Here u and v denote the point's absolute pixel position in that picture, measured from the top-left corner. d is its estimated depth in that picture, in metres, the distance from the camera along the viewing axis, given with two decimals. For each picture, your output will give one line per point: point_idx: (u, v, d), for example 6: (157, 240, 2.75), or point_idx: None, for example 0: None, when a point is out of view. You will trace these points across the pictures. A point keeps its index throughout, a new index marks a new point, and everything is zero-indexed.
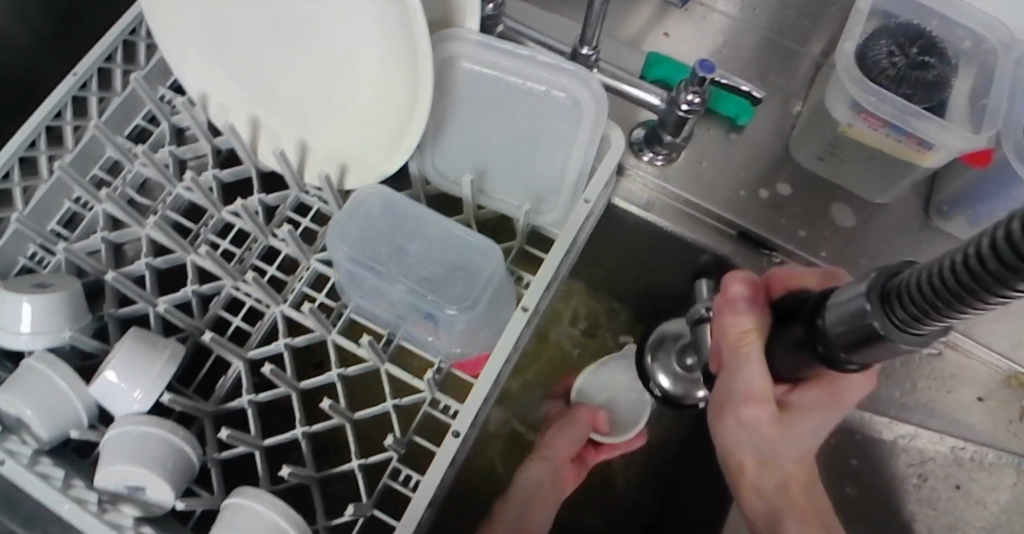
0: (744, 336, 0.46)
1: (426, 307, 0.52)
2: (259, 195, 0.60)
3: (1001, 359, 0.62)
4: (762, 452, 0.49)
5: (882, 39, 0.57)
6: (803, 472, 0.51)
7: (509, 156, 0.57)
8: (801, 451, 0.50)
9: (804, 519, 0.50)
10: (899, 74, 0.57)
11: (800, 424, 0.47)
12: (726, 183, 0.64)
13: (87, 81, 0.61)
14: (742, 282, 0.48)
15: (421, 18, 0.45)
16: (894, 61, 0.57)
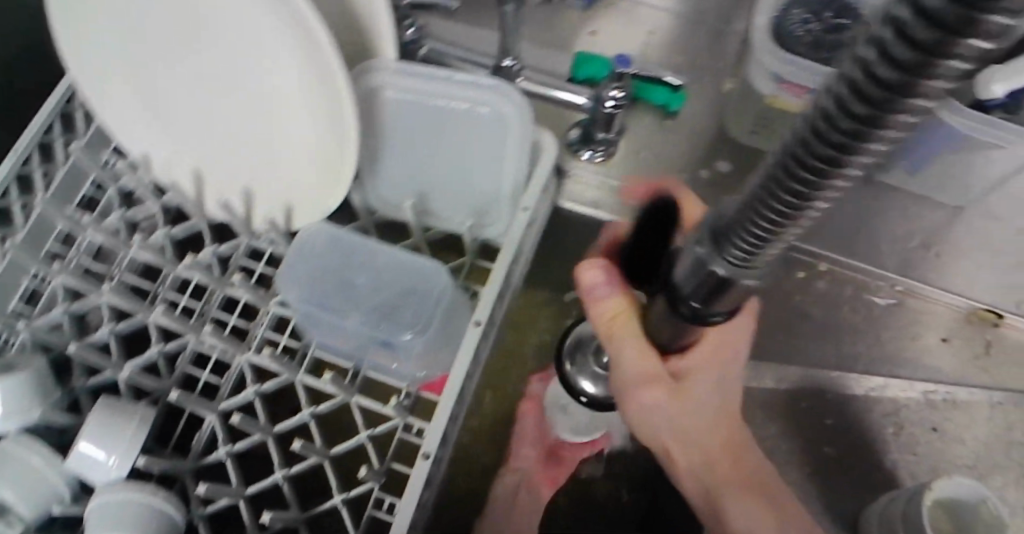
0: (613, 319, 0.46)
1: (382, 336, 0.54)
2: (211, 247, 0.60)
3: (959, 298, 0.64)
4: (676, 430, 0.47)
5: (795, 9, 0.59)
6: (728, 435, 0.48)
7: (446, 177, 0.58)
8: (712, 414, 0.48)
9: (738, 485, 0.48)
10: (815, 39, 0.59)
11: (695, 386, 0.46)
12: (667, 169, 0.66)
13: (29, 157, 0.59)
14: (596, 266, 0.46)
15: (333, 51, 0.47)
16: (813, 24, 0.59)
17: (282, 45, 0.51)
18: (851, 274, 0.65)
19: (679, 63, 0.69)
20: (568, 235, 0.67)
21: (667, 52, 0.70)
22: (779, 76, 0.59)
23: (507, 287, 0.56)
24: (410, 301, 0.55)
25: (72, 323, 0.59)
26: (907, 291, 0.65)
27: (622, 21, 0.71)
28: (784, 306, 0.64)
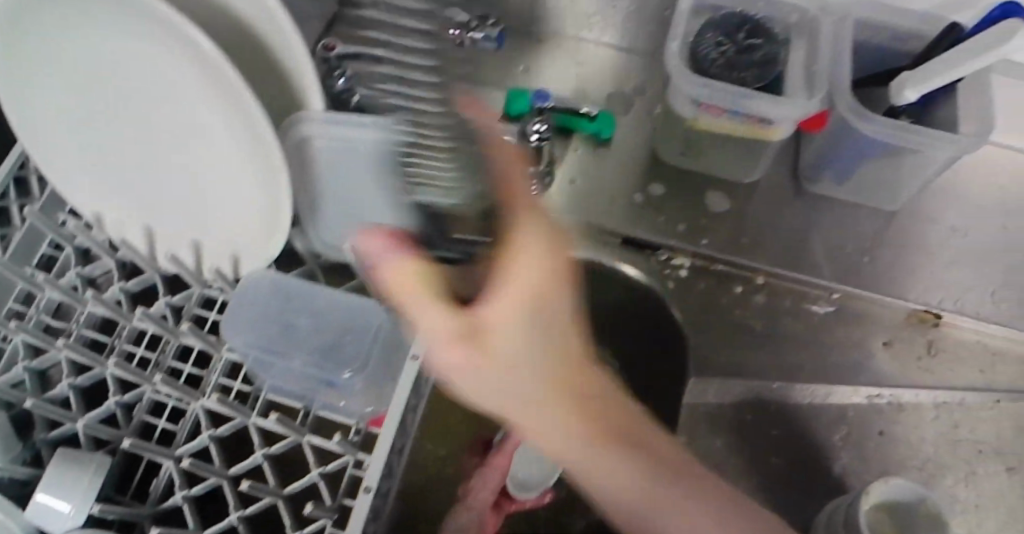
0: (405, 281, 0.38)
1: (326, 374, 0.56)
2: (164, 298, 0.63)
3: (899, 299, 0.67)
4: (508, 393, 0.38)
5: (707, 33, 0.62)
6: (569, 375, 0.39)
7: (383, 215, 0.61)
8: (538, 363, 0.38)
9: (598, 439, 0.40)
10: (728, 62, 0.61)
11: (505, 328, 0.37)
12: (601, 196, 0.68)
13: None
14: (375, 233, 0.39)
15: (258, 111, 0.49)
16: (723, 46, 0.62)
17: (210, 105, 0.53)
18: (789, 285, 0.67)
19: (610, 93, 0.72)
20: None
21: (597, 83, 0.73)
22: (697, 98, 0.61)
23: None
24: (353, 337, 0.58)
25: (35, 379, 0.62)
26: (846, 296, 0.67)
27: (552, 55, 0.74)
28: (722, 321, 0.66)
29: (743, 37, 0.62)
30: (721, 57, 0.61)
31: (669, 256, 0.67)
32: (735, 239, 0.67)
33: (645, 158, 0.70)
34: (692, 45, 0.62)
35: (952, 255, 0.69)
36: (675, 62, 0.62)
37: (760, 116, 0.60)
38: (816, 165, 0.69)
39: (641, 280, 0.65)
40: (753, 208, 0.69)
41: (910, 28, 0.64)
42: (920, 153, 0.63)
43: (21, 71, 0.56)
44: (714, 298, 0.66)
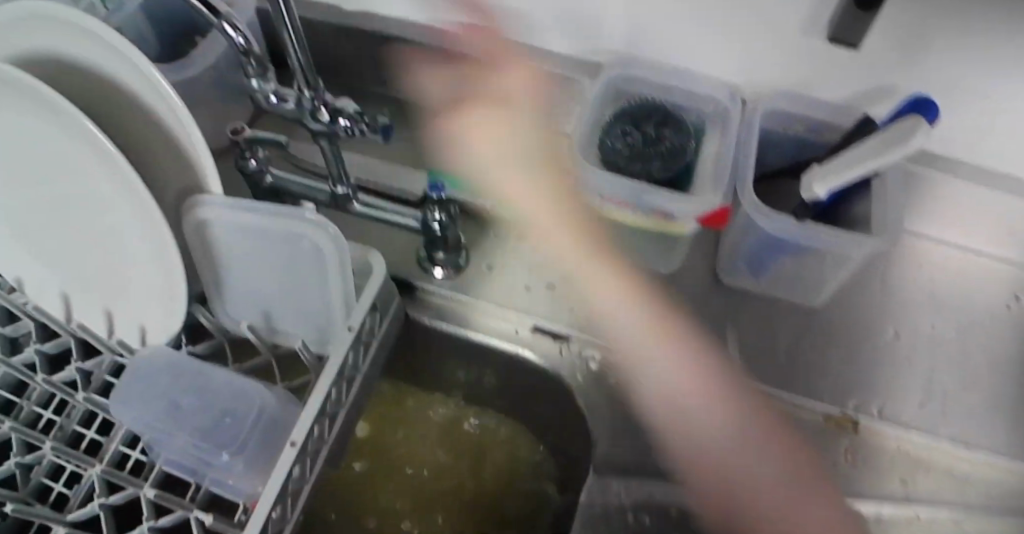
0: None
1: (206, 455, 0.55)
2: (75, 362, 0.63)
3: (815, 402, 0.64)
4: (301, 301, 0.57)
5: (613, 123, 0.63)
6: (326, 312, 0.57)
7: (282, 294, 0.60)
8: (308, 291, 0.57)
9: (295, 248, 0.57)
10: (634, 151, 0.62)
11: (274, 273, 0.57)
12: (515, 282, 0.68)
13: None
14: None
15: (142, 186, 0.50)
16: (629, 139, 0.63)
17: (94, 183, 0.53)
18: (699, 381, 0.65)
19: (533, 177, 0.74)
20: (424, 347, 0.70)
21: (522, 167, 0.74)
22: (601, 192, 0.61)
23: (340, 409, 0.58)
24: (237, 418, 0.55)
25: None
26: (758, 395, 0.65)
27: None
28: (627, 413, 0.64)
29: (651, 129, 0.63)
30: (626, 148, 0.62)
31: (580, 346, 0.66)
32: (647, 332, 0.67)
33: (562, 244, 0.70)
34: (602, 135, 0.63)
35: (871, 355, 0.68)
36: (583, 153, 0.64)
37: (662, 211, 0.60)
38: (732, 261, 0.68)
39: (540, 363, 0.66)
40: (667, 300, 0.68)
41: (819, 119, 0.66)
42: (833, 253, 0.62)
43: None
44: (622, 391, 0.65)
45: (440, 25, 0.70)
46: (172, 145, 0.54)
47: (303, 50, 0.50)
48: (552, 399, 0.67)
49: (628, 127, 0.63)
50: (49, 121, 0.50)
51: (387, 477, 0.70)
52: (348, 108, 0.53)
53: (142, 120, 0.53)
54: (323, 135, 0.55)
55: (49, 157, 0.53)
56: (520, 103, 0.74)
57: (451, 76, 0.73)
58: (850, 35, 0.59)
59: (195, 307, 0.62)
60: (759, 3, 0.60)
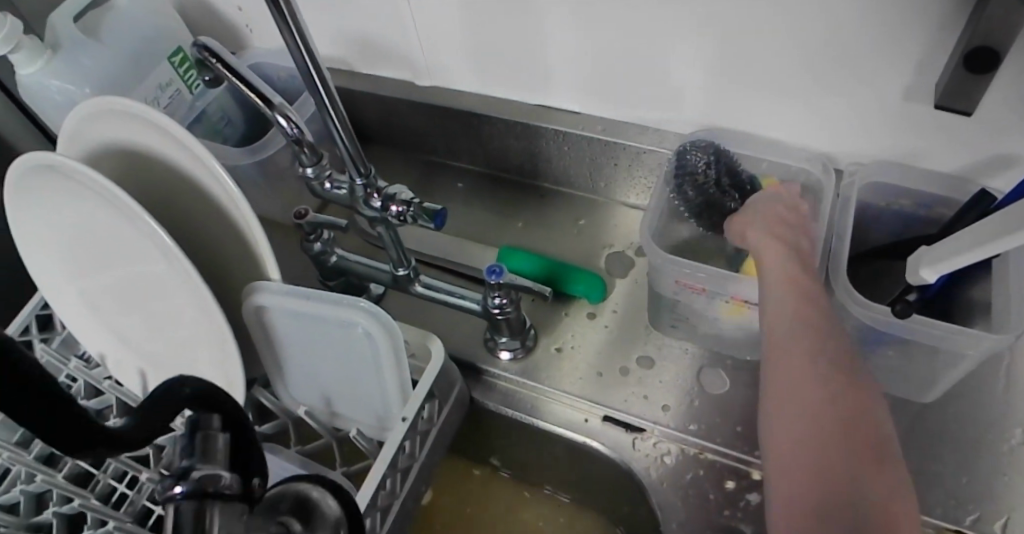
0: None
1: None
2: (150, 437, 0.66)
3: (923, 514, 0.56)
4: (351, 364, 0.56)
5: (697, 149, 0.59)
6: None
7: (341, 382, 0.59)
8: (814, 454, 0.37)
9: None
10: (706, 188, 0.58)
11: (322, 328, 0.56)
12: (584, 365, 0.64)
13: (30, 325, 0.69)
14: None
15: (190, 269, 0.52)
16: (697, 174, 0.58)
17: (160, 266, 0.55)
18: None
19: (608, 253, 0.70)
20: (491, 431, 0.66)
21: (598, 243, 0.71)
22: (673, 276, 0.57)
23: (394, 500, 0.55)
24: None
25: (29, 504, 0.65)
26: None
27: (555, 213, 0.73)
28: (705, 520, 0.56)
29: (729, 183, 0.58)
30: (691, 184, 0.58)
31: (654, 438, 0.60)
32: (728, 426, 0.60)
33: (638, 327, 0.66)
34: (675, 163, 0.59)
35: (994, 464, 0.58)
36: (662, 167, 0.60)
37: (742, 297, 0.55)
38: None
39: (609, 455, 0.60)
40: (752, 392, 0.62)
41: (926, 194, 0.59)
42: (944, 349, 0.54)
43: (26, 225, 0.62)
44: (701, 494, 0.58)
45: (510, 97, 0.69)
46: (236, 230, 0.56)
47: (349, 137, 0.50)
48: (624, 493, 0.62)
49: (704, 162, 0.58)
50: (122, 214, 0.53)
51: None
52: (401, 194, 0.52)
53: (212, 210, 0.56)
54: (378, 221, 0.54)
55: (126, 246, 0.57)
56: (597, 176, 0.71)
57: (524, 148, 0.71)
58: (962, 102, 0.50)
59: (259, 390, 0.63)
60: (853, 70, 0.54)
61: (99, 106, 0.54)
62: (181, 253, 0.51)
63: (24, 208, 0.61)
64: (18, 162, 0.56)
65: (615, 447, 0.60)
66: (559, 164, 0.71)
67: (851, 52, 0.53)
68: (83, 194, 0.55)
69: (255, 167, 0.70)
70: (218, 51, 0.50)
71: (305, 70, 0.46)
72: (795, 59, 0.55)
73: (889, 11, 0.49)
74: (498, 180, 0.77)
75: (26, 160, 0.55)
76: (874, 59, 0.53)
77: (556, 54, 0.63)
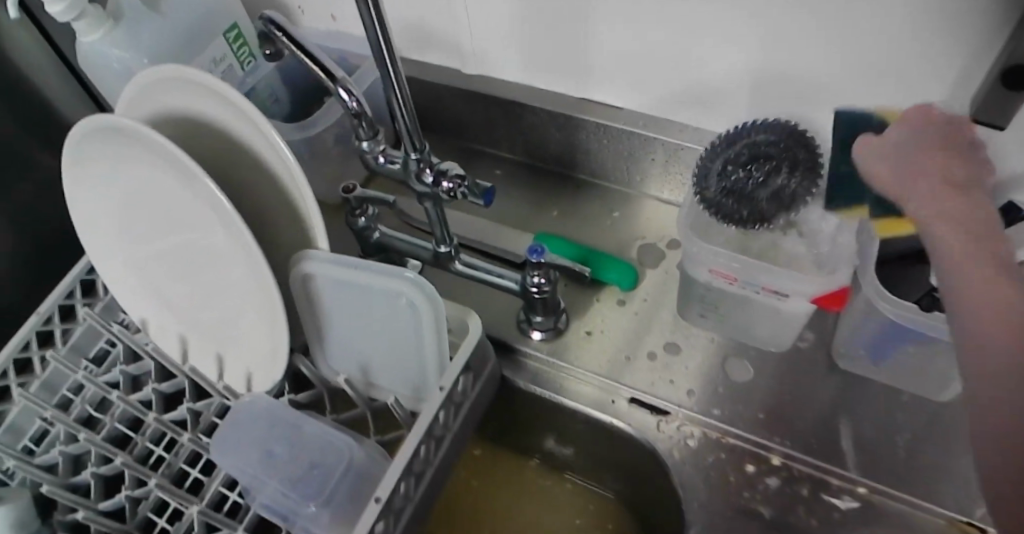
0: None
1: (292, 504, 0.56)
2: (187, 402, 0.67)
3: (934, 502, 0.58)
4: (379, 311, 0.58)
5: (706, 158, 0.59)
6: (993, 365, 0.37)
7: (380, 354, 0.61)
8: None
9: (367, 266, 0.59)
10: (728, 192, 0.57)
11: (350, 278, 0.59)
12: (614, 349, 0.66)
13: (73, 290, 0.73)
14: None
15: (245, 231, 0.54)
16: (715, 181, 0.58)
17: (213, 228, 0.58)
18: (806, 471, 0.60)
19: (640, 244, 0.72)
20: (517, 410, 0.69)
21: (630, 233, 0.73)
22: (708, 264, 0.59)
23: (428, 467, 0.58)
24: (328, 468, 0.56)
25: (66, 464, 0.67)
26: (871, 491, 0.59)
27: (588, 203, 0.76)
28: (726, 500, 0.59)
29: (759, 166, 0.56)
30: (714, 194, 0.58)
31: (679, 422, 0.63)
32: (751, 413, 0.63)
33: (667, 315, 0.68)
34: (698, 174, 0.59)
35: None
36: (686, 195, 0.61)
37: (773, 288, 0.58)
38: (848, 345, 0.63)
39: (633, 435, 0.63)
40: (774, 383, 0.64)
41: None
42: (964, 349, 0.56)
43: (80, 193, 0.65)
44: (722, 475, 0.60)
45: (554, 89, 0.71)
46: (288, 199, 0.59)
47: (409, 114, 0.52)
48: (645, 472, 0.64)
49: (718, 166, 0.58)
50: (181, 177, 0.56)
51: (473, 518, 0.71)
52: (452, 171, 0.54)
53: (267, 178, 0.59)
54: (428, 196, 0.57)
55: (181, 211, 0.59)
56: (633, 169, 0.73)
57: (564, 138, 0.74)
58: (996, 116, 0.52)
59: (298, 357, 0.65)
60: (891, 77, 0.57)
61: (160, 73, 0.57)
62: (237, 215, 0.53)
63: (81, 173, 0.64)
64: (81, 125, 0.59)
65: (640, 428, 0.63)
66: (597, 156, 0.74)
67: (890, 57, 0.55)
68: (142, 158, 0.58)
69: (303, 144, 0.72)
70: (283, 23, 0.52)
71: (375, 46, 0.49)
72: (834, 63, 0.58)
73: (931, 20, 0.52)
74: (534, 170, 0.79)
75: (86, 124, 0.58)
76: (913, 66, 0.55)
77: (602, 48, 0.65)
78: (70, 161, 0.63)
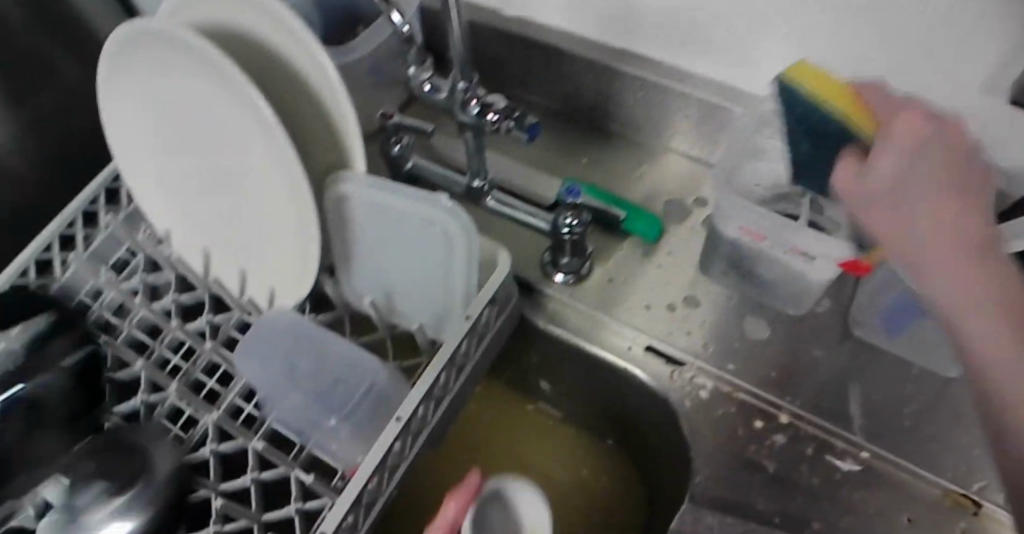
0: None
1: (314, 416, 0.59)
2: (207, 315, 0.68)
3: (933, 472, 0.59)
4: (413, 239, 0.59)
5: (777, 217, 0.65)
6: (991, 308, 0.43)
7: (404, 281, 0.63)
8: None
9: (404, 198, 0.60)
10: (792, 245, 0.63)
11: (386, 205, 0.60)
12: (633, 298, 0.67)
13: (98, 198, 0.72)
14: None
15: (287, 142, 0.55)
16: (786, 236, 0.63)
17: (252, 138, 0.58)
18: (812, 431, 0.61)
19: (667, 199, 0.73)
20: (531, 350, 0.70)
21: (658, 188, 0.73)
22: (738, 221, 0.60)
23: (447, 393, 0.59)
24: (350, 387, 0.59)
25: None
26: (875, 457, 0.60)
27: (619, 156, 0.76)
28: (731, 450, 0.61)
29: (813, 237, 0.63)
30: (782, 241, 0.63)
31: (692, 372, 0.64)
32: (762, 371, 0.64)
33: (687, 270, 0.69)
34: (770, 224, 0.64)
35: None
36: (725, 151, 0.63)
37: (801, 250, 0.58)
38: (866, 313, 0.64)
39: (648, 382, 0.64)
40: (789, 343, 0.65)
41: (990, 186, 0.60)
42: None
43: (117, 101, 0.66)
44: (730, 428, 0.62)
45: (597, 39, 0.71)
46: (326, 117, 0.59)
47: (462, 44, 0.52)
48: (655, 420, 0.66)
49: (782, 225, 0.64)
50: (223, 86, 0.56)
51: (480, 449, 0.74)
52: (499, 103, 0.55)
53: (306, 94, 0.59)
54: (472, 126, 0.57)
55: (223, 121, 0.59)
56: (664, 125, 0.73)
57: (600, 88, 0.74)
58: None
59: (324, 277, 0.65)
60: (938, 53, 0.56)
61: None
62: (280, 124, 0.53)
63: (118, 79, 0.64)
64: (124, 29, 0.59)
65: (655, 376, 0.64)
66: (630, 110, 0.74)
67: (938, 32, 0.55)
68: (186, 66, 0.58)
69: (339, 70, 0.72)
70: None
71: None
72: (883, 35, 0.57)
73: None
74: (567, 117, 0.79)
75: (130, 29, 0.58)
76: (960, 43, 0.55)
77: (649, 3, 0.65)
78: (107, 66, 0.63)
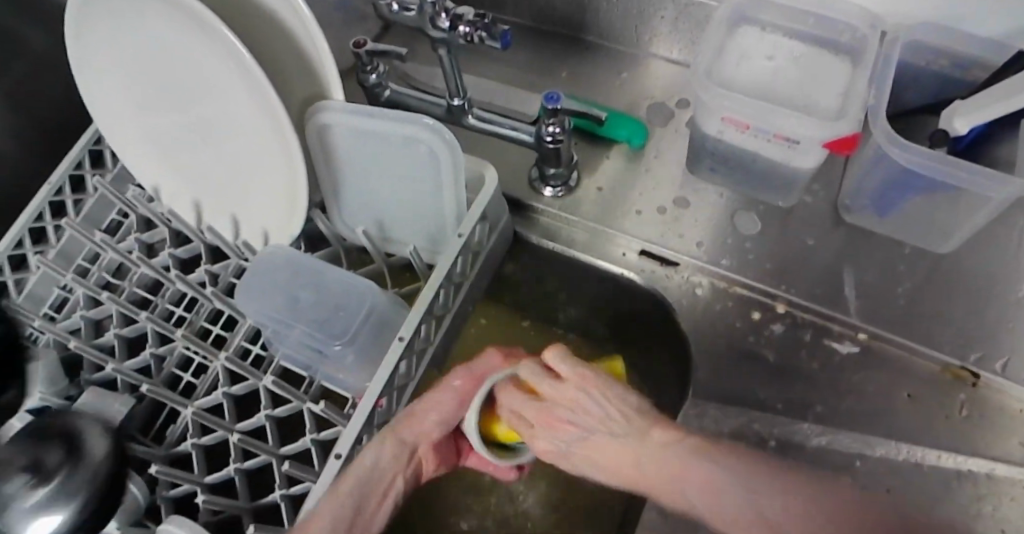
0: None
1: (317, 345, 0.60)
2: (204, 265, 0.67)
3: (929, 347, 0.60)
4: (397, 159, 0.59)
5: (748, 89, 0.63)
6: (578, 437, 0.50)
7: (395, 208, 0.63)
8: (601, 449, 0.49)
9: None
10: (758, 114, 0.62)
11: None
12: (622, 206, 0.67)
13: (82, 161, 0.72)
14: None
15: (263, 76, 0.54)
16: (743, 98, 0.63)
17: (229, 78, 0.57)
18: (809, 318, 0.62)
19: (651, 104, 0.72)
20: (529, 266, 0.71)
21: (640, 93, 0.73)
22: (720, 113, 0.60)
23: (447, 313, 0.59)
24: (352, 314, 0.60)
25: (88, 328, 0.67)
26: (871, 337, 0.61)
27: (597, 65, 0.75)
28: (733, 345, 0.62)
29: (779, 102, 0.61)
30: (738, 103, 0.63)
31: (686, 273, 0.65)
32: (757, 265, 0.64)
33: (676, 173, 0.69)
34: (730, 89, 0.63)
35: (1001, 311, 0.61)
36: (705, 46, 0.61)
37: (784, 136, 0.58)
38: (855, 196, 0.64)
39: (642, 285, 0.65)
40: (784, 234, 0.65)
41: (971, 55, 0.59)
42: (970, 193, 0.56)
43: (86, 54, 0.64)
44: (729, 322, 0.63)
45: None
46: (298, 49, 0.58)
47: None
48: (656, 323, 0.67)
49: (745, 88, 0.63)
50: (195, 29, 0.55)
51: None
52: (468, 15, 0.54)
53: (277, 29, 0.58)
54: (443, 43, 0.57)
55: (199, 64, 0.59)
56: (642, 29, 0.72)
57: None
58: None
59: (315, 212, 0.65)
60: None
61: None
62: (253, 58, 0.53)
63: (86, 36, 0.63)
64: None
65: (650, 279, 0.65)
66: (606, 16, 0.73)
67: None
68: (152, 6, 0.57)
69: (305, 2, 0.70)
70: None
71: None
72: None
73: None
74: (542, 32, 0.78)
75: None
76: None
77: None
78: (70, 23, 0.62)
